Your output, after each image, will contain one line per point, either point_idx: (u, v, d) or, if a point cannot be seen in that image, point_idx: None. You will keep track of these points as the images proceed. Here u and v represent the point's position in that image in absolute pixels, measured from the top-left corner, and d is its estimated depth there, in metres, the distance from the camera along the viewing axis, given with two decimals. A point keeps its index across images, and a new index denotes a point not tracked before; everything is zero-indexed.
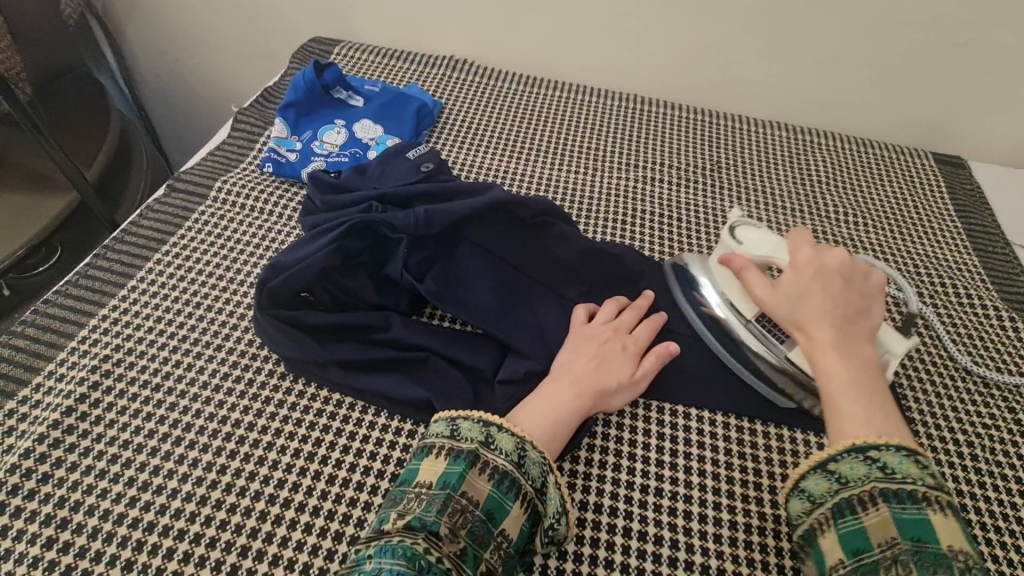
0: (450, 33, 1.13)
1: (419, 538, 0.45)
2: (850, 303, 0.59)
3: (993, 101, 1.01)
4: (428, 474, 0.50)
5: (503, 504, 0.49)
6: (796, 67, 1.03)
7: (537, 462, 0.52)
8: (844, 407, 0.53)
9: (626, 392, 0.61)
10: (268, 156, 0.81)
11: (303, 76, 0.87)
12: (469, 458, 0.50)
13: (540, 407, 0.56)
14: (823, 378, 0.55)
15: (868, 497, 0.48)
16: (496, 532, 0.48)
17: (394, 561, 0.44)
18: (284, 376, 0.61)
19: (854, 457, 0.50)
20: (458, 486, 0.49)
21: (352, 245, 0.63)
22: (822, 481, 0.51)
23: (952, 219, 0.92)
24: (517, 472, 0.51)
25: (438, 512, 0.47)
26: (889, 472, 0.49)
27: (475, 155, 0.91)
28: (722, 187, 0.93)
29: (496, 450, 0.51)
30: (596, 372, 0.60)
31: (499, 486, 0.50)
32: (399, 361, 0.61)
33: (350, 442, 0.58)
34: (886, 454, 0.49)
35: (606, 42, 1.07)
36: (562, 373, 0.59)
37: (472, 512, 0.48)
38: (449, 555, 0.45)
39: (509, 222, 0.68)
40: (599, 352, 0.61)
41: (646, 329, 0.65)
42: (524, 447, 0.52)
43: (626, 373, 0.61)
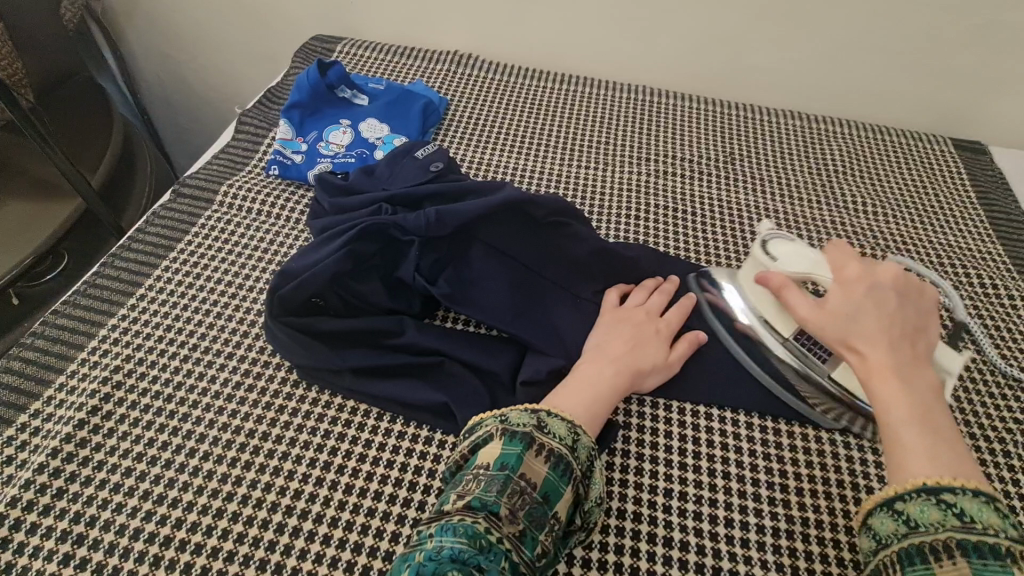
0: (454, 28, 1.11)
1: (479, 517, 0.45)
2: (907, 323, 0.52)
3: (1011, 83, 0.99)
4: (484, 456, 0.50)
5: (558, 486, 0.49)
6: (809, 54, 1.01)
7: (587, 446, 0.52)
8: (907, 443, 0.46)
9: (660, 372, 0.62)
10: (274, 158, 0.79)
11: (307, 76, 0.85)
12: (525, 440, 0.50)
13: (580, 387, 0.57)
14: (881, 409, 0.48)
15: (943, 546, 0.42)
16: (551, 514, 0.48)
17: (455, 539, 0.44)
18: (297, 384, 0.60)
19: (924, 498, 0.44)
20: (517, 467, 0.49)
21: (363, 249, 0.61)
22: (889, 520, 0.46)
23: (975, 207, 0.90)
24: (569, 455, 0.51)
25: (498, 493, 0.47)
26: (966, 519, 0.43)
27: (483, 153, 0.89)
28: (735, 179, 0.91)
29: (550, 433, 0.51)
30: (632, 354, 0.60)
31: (555, 469, 0.50)
32: (412, 366, 0.60)
33: (366, 449, 0.56)
34: (963, 499, 0.43)
35: (613, 33, 1.05)
36: (594, 358, 0.59)
37: (529, 494, 0.48)
38: (509, 536, 0.45)
39: (523, 221, 0.66)
40: (634, 334, 0.61)
41: (677, 314, 0.65)
42: (578, 431, 0.53)
43: (661, 356, 0.62)
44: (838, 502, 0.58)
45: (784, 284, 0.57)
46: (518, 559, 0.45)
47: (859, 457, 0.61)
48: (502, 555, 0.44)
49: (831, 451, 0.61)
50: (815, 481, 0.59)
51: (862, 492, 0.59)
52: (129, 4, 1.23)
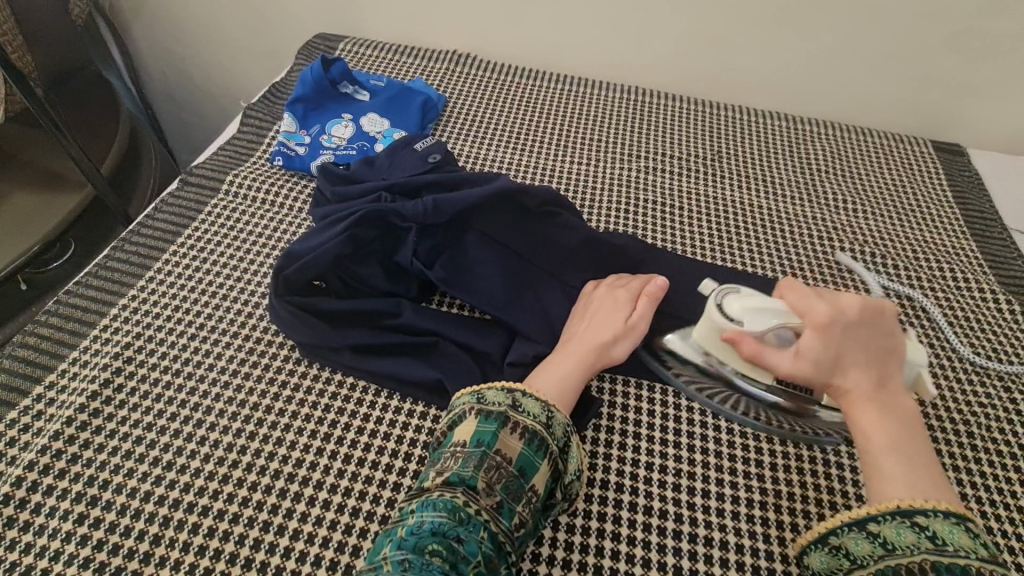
0: (454, 28, 1.15)
1: (458, 492, 0.49)
2: (881, 348, 0.55)
3: (989, 88, 1.03)
4: (462, 433, 0.53)
5: (533, 460, 0.52)
6: (796, 57, 1.05)
7: (561, 422, 0.56)
8: (886, 468, 0.51)
9: (624, 339, 0.63)
10: (278, 150, 0.82)
11: (311, 72, 0.88)
12: (500, 418, 0.53)
13: (553, 368, 0.60)
14: (861, 436, 0.53)
15: (918, 568, 0.46)
16: (528, 487, 0.51)
17: (435, 513, 0.48)
18: (299, 362, 0.63)
19: (899, 521, 0.48)
20: (492, 444, 0.52)
21: (364, 233, 0.64)
22: (864, 542, 0.49)
23: (951, 206, 0.94)
24: (543, 431, 0.54)
25: (475, 468, 0.50)
26: (939, 542, 0.46)
27: (480, 148, 0.93)
28: (723, 175, 0.95)
29: (524, 412, 0.54)
30: (591, 330, 0.63)
31: (529, 444, 0.53)
32: (409, 345, 0.63)
33: (363, 423, 0.59)
34: (935, 521, 0.47)
35: (607, 35, 1.09)
36: (569, 339, 0.63)
37: (506, 468, 0.51)
38: (487, 508, 0.49)
39: (515, 211, 0.69)
40: (595, 311, 0.64)
41: (638, 284, 0.67)
42: (551, 409, 0.56)
43: (620, 321, 0.63)
44: (810, 476, 0.61)
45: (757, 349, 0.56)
46: (496, 530, 0.48)
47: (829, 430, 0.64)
48: (481, 526, 0.48)
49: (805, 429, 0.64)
50: (788, 457, 0.62)
51: (832, 467, 0.62)
52: None
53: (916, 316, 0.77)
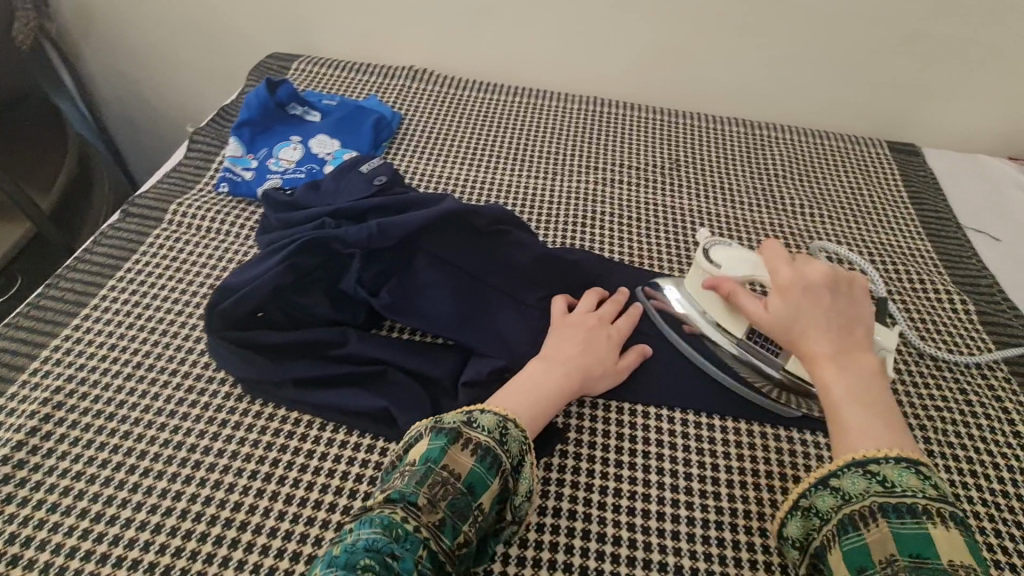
0: (412, 44, 1.14)
1: (397, 508, 0.47)
2: (844, 314, 0.56)
3: (939, 89, 1.04)
4: (411, 450, 0.51)
5: (484, 478, 0.50)
6: (752, 63, 1.05)
7: (517, 439, 0.53)
8: (850, 424, 0.50)
9: (611, 378, 0.64)
10: (223, 176, 0.80)
11: (256, 94, 0.86)
12: (451, 434, 0.51)
13: (526, 388, 0.58)
14: (823, 394, 0.53)
15: (868, 514, 0.46)
16: (475, 505, 0.49)
17: (372, 530, 0.45)
18: (241, 398, 0.61)
19: (854, 472, 0.48)
20: (440, 459, 0.50)
21: (306, 262, 0.62)
22: (826, 496, 0.49)
23: (905, 207, 0.94)
24: (496, 448, 0.52)
25: (418, 484, 0.48)
26: (889, 485, 0.46)
27: (434, 165, 0.92)
28: (681, 184, 0.94)
29: (478, 428, 0.52)
30: (583, 357, 0.62)
31: (482, 461, 0.50)
32: (356, 376, 0.60)
33: (307, 460, 0.57)
34: (886, 468, 0.47)
35: (563, 46, 1.08)
36: (552, 357, 0.62)
37: (452, 485, 0.49)
38: (428, 525, 0.47)
39: (464, 232, 0.68)
40: (586, 339, 0.64)
41: (627, 322, 0.67)
42: (505, 424, 0.53)
43: (610, 361, 0.64)
44: (766, 493, 0.60)
45: (734, 291, 0.60)
46: (436, 548, 0.46)
47: (786, 442, 0.64)
48: (419, 543, 0.46)
49: (762, 443, 0.64)
50: (745, 473, 0.62)
51: (789, 481, 0.61)
52: (88, 24, 1.23)
53: None
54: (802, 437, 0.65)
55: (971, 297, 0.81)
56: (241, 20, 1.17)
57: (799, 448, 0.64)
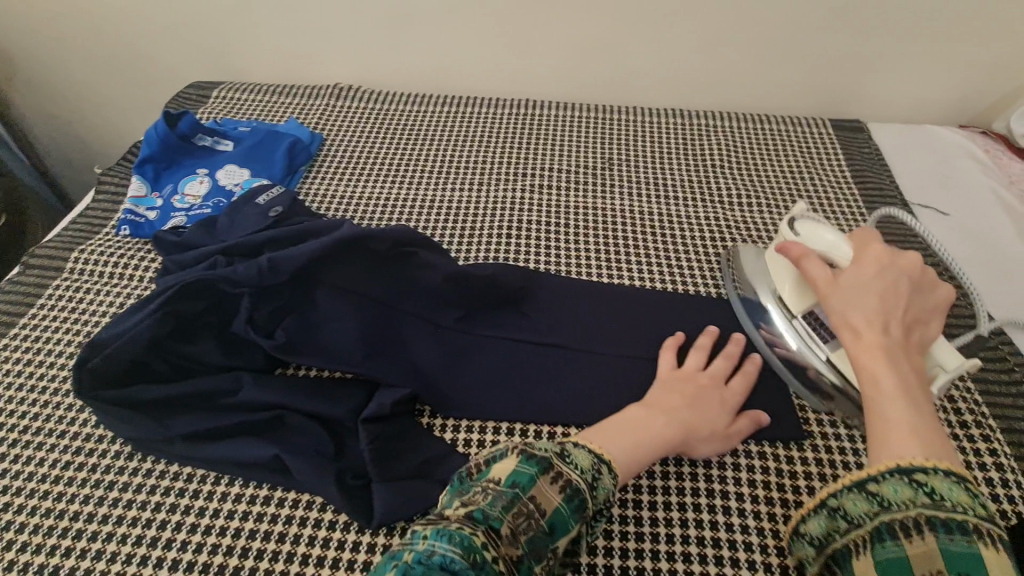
0: (335, 61, 1.10)
1: (478, 530, 0.41)
2: (909, 312, 0.52)
3: (879, 62, 1.01)
4: (496, 469, 0.45)
5: (567, 521, 0.45)
6: (683, 51, 1.02)
7: (607, 487, 0.48)
8: (892, 419, 0.45)
9: (716, 442, 0.59)
10: (125, 217, 0.77)
11: (155, 130, 0.83)
12: (544, 463, 0.46)
13: (626, 431, 0.54)
14: (867, 383, 0.48)
15: (912, 523, 0.38)
16: (552, 548, 0.44)
17: (450, 548, 0.39)
18: (131, 456, 0.57)
19: (897, 478, 0.41)
20: (528, 488, 0.44)
21: (188, 307, 0.58)
22: (861, 500, 0.42)
23: (850, 188, 0.91)
24: (587, 492, 0.46)
25: (502, 509, 0.43)
26: (937, 497, 0.38)
27: (356, 186, 0.88)
28: (614, 183, 0.91)
29: (572, 464, 0.48)
30: (693, 412, 0.58)
31: (569, 501, 0.45)
32: (248, 424, 0.56)
33: (197, 518, 0.53)
34: (934, 478, 0.40)
35: (489, 50, 1.05)
36: (659, 408, 0.57)
37: (536, 521, 0.44)
38: (504, 558, 0.41)
39: (365, 259, 0.64)
40: (698, 396, 0.59)
41: (741, 381, 0.62)
42: (599, 468, 0.48)
43: (721, 424, 0.59)
44: (691, 511, 0.57)
45: (804, 253, 0.58)
46: None
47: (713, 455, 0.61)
48: None
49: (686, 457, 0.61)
50: (669, 493, 0.59)
51: (716, 497, 0.58)
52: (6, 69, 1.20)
53: None
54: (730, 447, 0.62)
55: None
56: (162, 52, 1.14)
57: (728, 460, 0.61)
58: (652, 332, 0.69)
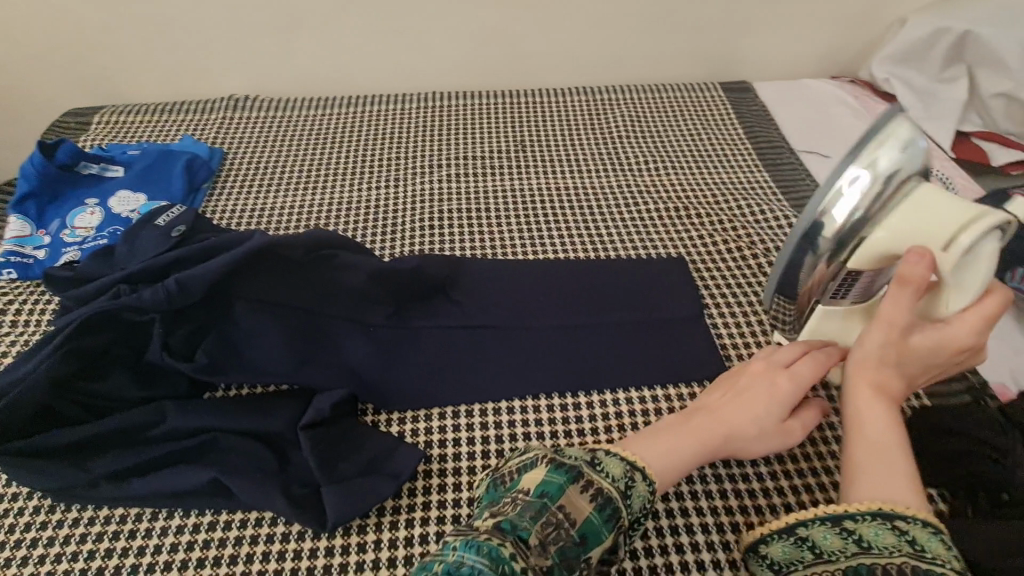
0: (226, 74, 1.06)
1: (506, 540, 0.39)
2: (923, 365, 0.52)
3: (754, 25, 1.09)
4: (527, 479, 0.44)
5: (599, 532, 0.43)
6: (577, 29, 1.05)
7: (642, 495, 0.46)
8: (872, 459, 0.47)
9: (765, 439, 0.55)
10: (8, 262, 0.70)
11: (29, 162, 0.75)
12: (573, 472, 0.44)
13: (665, 444, 0.51)
14: (859, 418, 0.49)
15: (896, 570, 0.39)
16: (585, 558, 0.42)
17: (478, 559, 0.38)
18: (50, 508, 0.53)
19: (878, 522, 0.42)
20: (558, 497, 0.43)
21: (89, 343, 0.55)
22: (834, 537, 0.43)
23: (743, 142, 0.98)
24: (619, 500, 0.45)
25: (531, 519, 0.41)
26: (919, 548, 0.40)
27: (265, 198, 0.85)
28: (528, 164, 0.93)
29: (603, 471, 0.45)
30: (733, 412, 0.54)
31: (600, 511, 0.43)
32: (178, 454, 0.54)
33: (137, 558, 0.50)
34: (915, 528, 0.41)
35: (386, 46, 1.04)
36: (697, 413, 0.55)
37: (567, 531, 0.42)
38: (535, 569, 0.39)
39: (282, 267, 0.63)
40: (749, 395, 0.55)
41: (811, 366, 0.56)
42: (633, 476, 0.46)
43: (772, 421, 0.55)
44: None
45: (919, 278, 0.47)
46: None
47: (650, 404, 0.63)
48: None
49: (627, 409, 0.63)
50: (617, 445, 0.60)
51: None
52: None
53: (723, 259, 0.78)
54: (667, 393, 0.64)
55: None
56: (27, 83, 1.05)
57: (665, 406, 0.63)
58: (579, 299, 0.72)
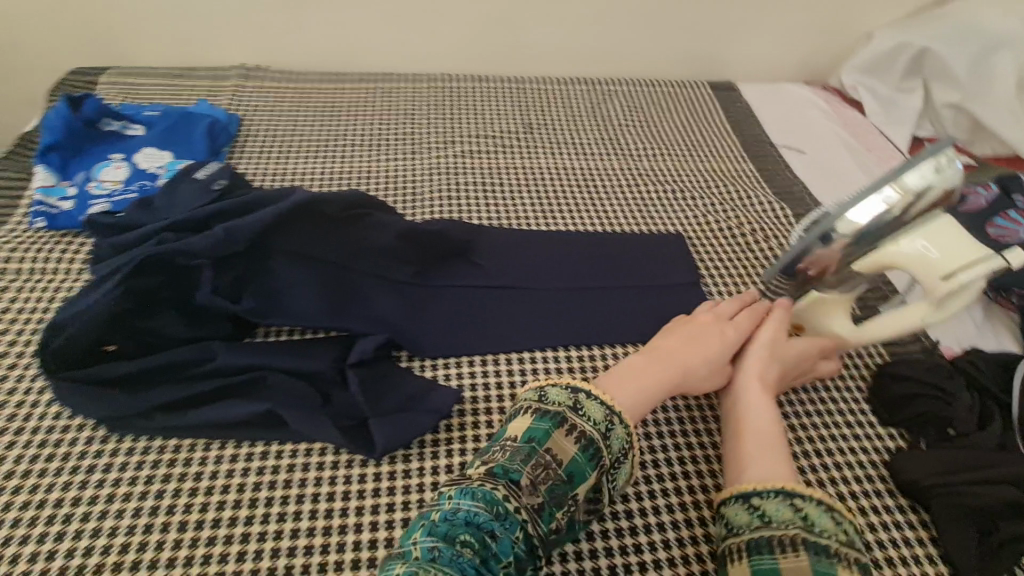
0: (237, 44, 1.07)
1: (499, 483, 0.45)
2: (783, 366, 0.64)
3: (740, 31, 1.18)
4: (514, 429, 0.50)
5: (583, 469, 0.48)
6: (580, 23, 1.12)
7: (621, 437, 0.51)
8: (752, 443, 0.55)
9: (714, 375, 0.62)
10: (36, 210, 0.72)
11: (57, 115, 0.77)
12: (557, 418, 0.50)
13: (631, 381, 0.57)
14: (740, 414, 0.58)
15: (788, 540, 0.45)
16: (572, 494, 0.47)
17: (474, 502, 0.44)
18: (105, 439, 0.56)
19: (777, 497, 0.48)
20: (545, 442, 0.48)
21: (143, 283, 0.58)
22: (742, 513, 0.49)
23: (730, 135, 1.07)
24: (601, 441, 0.50)
25: (522, 461, 0.47)
26: (809, 522, 0.46)
27: (286, 164, 0.88)
28: (536, 145, 0.99)
29: (585, 416, 0.51)
30: (684, 350, 0.61)
31: (584, 451, 0.49)
32: (230, 388, 0.58)
33: (196, 483, 0.54)
34: (810, 506, 0.47)
35: (398, 27, 1.08)
36: (661, 356, 0.61)
37: (556, 469, 0.47)
38: (526, 507, 0.45)
39: (321, 222, 0.66)
40: (696, 334, 0.63)
41: (747, 320, 0.66)
42: (612, 421, 0.52)
43: (715, 359, 0.62)
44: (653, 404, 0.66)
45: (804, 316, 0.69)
46: (534, 531, 0.45)
47: None
48: (518, 525, 0.44)
49: None
50: None
51: None
52: None
53: (716, 236, 0.87)
54: None
55: (788, 202, 0.94)
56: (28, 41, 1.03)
57: None
58: (589, 266, 0.78)
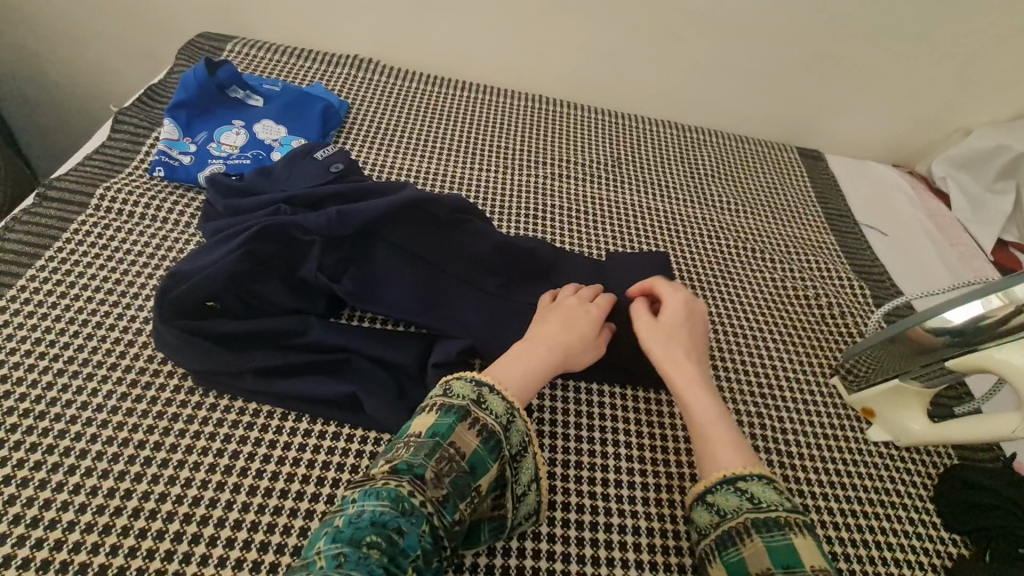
0: (356, 33, 1.12)
1: (404, 481, 0.46)
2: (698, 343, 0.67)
3: (838, 105, 1.19)
4: (418, 425, 0.50)
5: (485, 461, 0.50)
6: (683, 70, 1.14)
7: (520, 431, 0.54)
8: (714, 433, 0.58)
9: (592, 349, 0.64)
10: (158, 159, 0.75)
11: (193, 75, 0.81)
12: (461, 412, 0.51)
13: (516, 364, 0.58)
14: (690, 409, 0.61)
15: (743, 529, 0.50)
16: (473, 485, 0.48)
17: (377, 502, 0.44)
18: (193, 391, 0.59)
19: (726, 488, 0.53)
20: (447, 436, 0.49)
21: (263, 248, 0.61)
22: (704, 513, 0.54)
23: (814, 205, 1.07)
24: (501, 434, 0.52)
25: (426, 457, 0.47)
26: (755, 501, 0.51)
27: (387, 157, 0.92)
28: (622, 179, 1.00)
29: (488, 409, 0.52)
30: (567, 331, 0.63)
31: (485, 444, 0.50)
32: (318, 364, 0.60)
33: (270, 450, 0.56)
34: (751, 485, 0.52)
35: (509, 44, 1.11)
36: (538, 336, 0.62)
37: (456, 462, 0.48)
38: (432, 500, 0.46)
39: (425, 221, 0.68)
40: (568, 317, 0.64)
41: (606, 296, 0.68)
42: (513, 413, 0.53)
43: (592, 337, 0.64)
44: None
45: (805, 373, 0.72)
46: (438, 524, 0.45)
47: None
48: (424, 519, 0.45)
49: None
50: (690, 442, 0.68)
51: None
52: None
53: (792, 303, 0.86)
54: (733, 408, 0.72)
55: (867, 282, 0.93)
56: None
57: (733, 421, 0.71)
58: None
